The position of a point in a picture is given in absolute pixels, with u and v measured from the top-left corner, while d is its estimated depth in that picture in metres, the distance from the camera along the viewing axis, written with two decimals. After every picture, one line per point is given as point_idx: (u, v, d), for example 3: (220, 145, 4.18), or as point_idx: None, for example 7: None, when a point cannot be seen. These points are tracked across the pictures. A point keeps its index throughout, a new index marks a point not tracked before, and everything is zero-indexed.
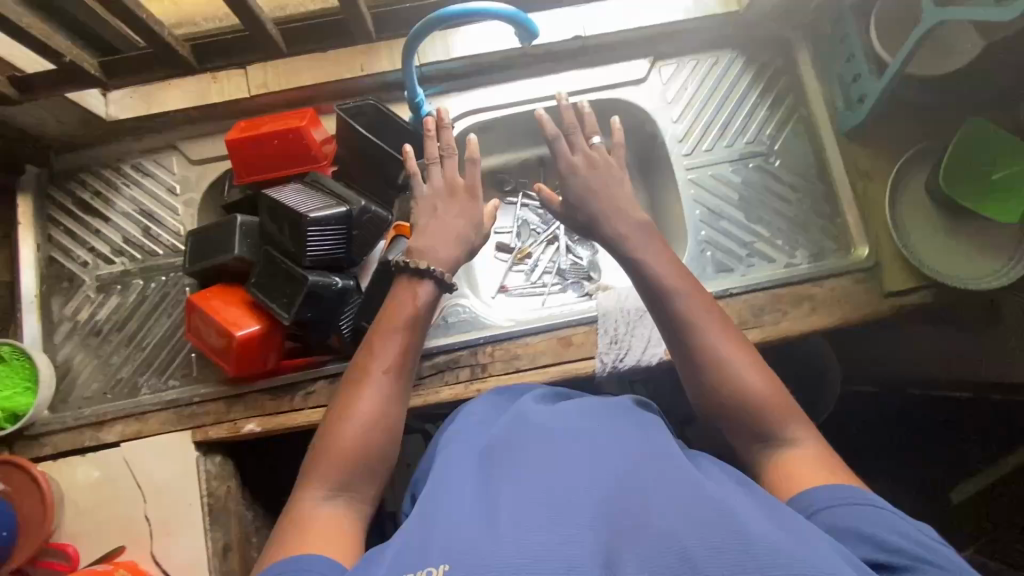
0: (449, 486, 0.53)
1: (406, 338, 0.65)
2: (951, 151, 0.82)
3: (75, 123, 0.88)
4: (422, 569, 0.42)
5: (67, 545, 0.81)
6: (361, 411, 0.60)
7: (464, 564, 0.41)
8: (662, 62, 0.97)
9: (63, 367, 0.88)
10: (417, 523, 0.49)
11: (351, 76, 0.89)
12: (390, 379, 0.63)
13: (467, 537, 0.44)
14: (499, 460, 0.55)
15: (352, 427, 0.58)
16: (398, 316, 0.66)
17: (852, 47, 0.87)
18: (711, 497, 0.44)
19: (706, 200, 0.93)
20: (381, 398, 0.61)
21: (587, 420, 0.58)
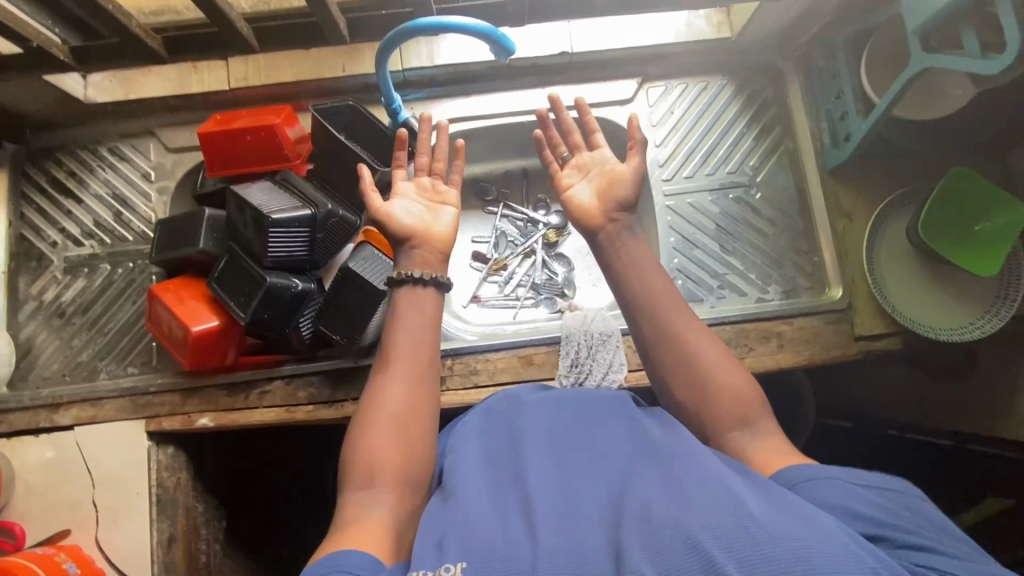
0: (457, 477, 0.55)
1: (423, 332, 0.64)
2: (932, 198, 0.80)
3: (52, 103, 0.87)
4: (438, 567, 0.44)
5: (14, 523, 0.81)
6: (388, 405, 0.59)
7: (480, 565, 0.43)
8: (649, 83, 0.96)
9: (24, 345, 0.88)
10: (433, 520, 0.51)
11: (333, 76, 0.89)
12: (409, 375, 0.62)
13: (479, 540, 0.46)
14: (503, 454, 0.57)
15: (381, 424, 0.58)
16: (406, 304, 0.65)
17: (841, 83, 0.85)
18: (714, 486, 0.44)
19: (682, 228, 0.92)
20: (404, 390, 0.60)
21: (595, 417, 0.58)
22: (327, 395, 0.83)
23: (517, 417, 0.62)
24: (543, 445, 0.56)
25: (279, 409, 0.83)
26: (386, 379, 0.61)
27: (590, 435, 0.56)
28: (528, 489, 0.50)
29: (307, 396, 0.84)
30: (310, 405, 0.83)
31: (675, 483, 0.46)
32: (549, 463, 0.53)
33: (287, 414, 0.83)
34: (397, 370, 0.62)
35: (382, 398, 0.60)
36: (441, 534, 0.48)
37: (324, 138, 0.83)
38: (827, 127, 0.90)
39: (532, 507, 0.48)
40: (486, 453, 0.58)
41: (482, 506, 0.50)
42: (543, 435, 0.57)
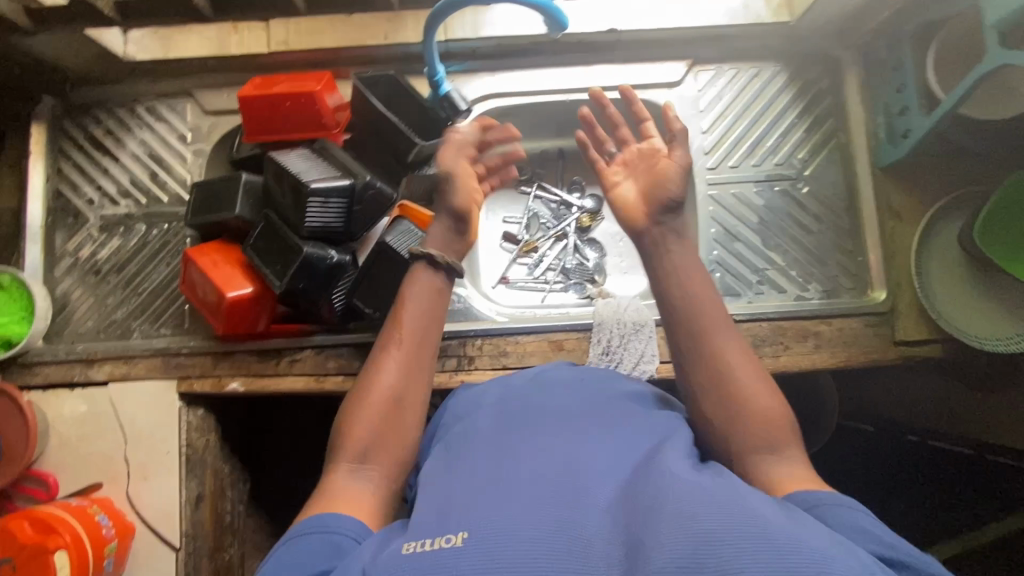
0: (466, 452, 0.54)
1: (431, 313, 0.66)
2: (993, 201, 0.75)
3: (92, 59, 0.86)
4: (440, 535, 0.44)
5: (48, 474, 0.83)
6: (385, 388, 0.61)
7: (482, 534, 0.42)
8: (699, 67, 0.92)
9: (60, 301, 0.89)
10: (438, 489, 0.51)
11: (374, 45, 0.87)
12: (415, 353, 0.64)
13: (481, 510, 0.45)
14: (510, 431, 0.56)
15: (376, 403, 0.59)
16: (413, 300, 0.66)
17: (905, 76, 0.81)
18: (723, 487, 0.43)
19: (723, 219, 0.90)
20: (402, 375, 0.62)
21: (604, 408, 0.58)
22: (356, 367, 0.84)
23: (534, 400, 0.61)
24: (551, 427, 0.55)
25: (308, 377, 0.84)
26: (393, 354, 0.63)
27: (597, 422, 0.56)
28: (532, 463, 0.49)
29: (337, 366, 0.84)
30: (339, 375, 0.84)
31: (678, 476, 0.45)
32: (556, 441, 0.52)
33: (316, 383, 0.83)
34: (404, 346, 0.64)
35: (387, 371, 0.62)
36: (443, 504, 0.48)
37: (364, 107, 0.82)
38: (884, 123, 0.87)
39: (534, 481, 0.47)
40: (493, 428, 0.58)
41: (485, 475, 0.49)
42: (552, 418, 0.57)
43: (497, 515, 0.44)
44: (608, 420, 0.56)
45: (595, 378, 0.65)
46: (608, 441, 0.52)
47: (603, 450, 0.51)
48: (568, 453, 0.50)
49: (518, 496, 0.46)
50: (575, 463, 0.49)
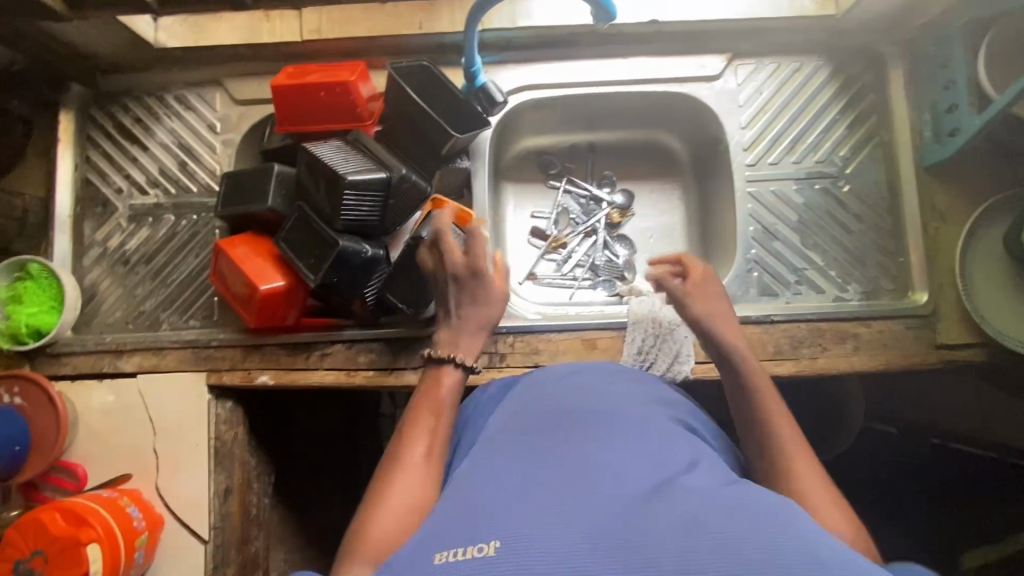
0: (491, 456, 0.52)
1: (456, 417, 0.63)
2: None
3: (123, 46, 0.85)
4: (471, 544, 0.41)
5: (77, 465, 0.83)
6: (397, 499, 0.54)
7: (518, 542, 0.40)
8: (739, 61, 0.90)
9: (89, 291, 0.89)
10: (465, 491, 0.48)
11: (409, 34, 0.85)
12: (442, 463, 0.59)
13: (512, 514, 0.42)
14: (537, 432, 0.54)
15: (387, 517, 0.52)
16: (430, 398, 0.63)
17: (955, 73, 0.79)
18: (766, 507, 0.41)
19: (761, 217, 0.88)
20: (417, 485, 0.55)
21: (627, 414, 0.56)
22: (387, 363, 0.83)
23: (557, 402, 0.59)
24: (578, 429, 0.53)
25: (339, 372, 0.83)
26: (419, 459, 0.58)
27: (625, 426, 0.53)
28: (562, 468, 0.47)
29: (368, 360, 0.83)
30: (370, 370, 0.83)
31: (718, 493, 0.43)
32: (585, 445, 0.50)
33: (347, 378, 0.83)
34: (433, 452, 0.59)
35: (413, 476, 0.56)
36: (470, 506, 0.45)
37: (398, 97, 0.80)
38: (930, 120, 0.85)
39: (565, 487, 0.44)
40: (519, 431, 0.55)
41: (513, 478, 0.47)
42: (578, 418, 0.55)
43: (529, 521, 0.41)
44: (637, 427, 0.54)
45: (618, 381, 0.63)
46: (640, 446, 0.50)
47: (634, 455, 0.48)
48: (598, 457, 0.48)
49: (550, 500, 0.43)
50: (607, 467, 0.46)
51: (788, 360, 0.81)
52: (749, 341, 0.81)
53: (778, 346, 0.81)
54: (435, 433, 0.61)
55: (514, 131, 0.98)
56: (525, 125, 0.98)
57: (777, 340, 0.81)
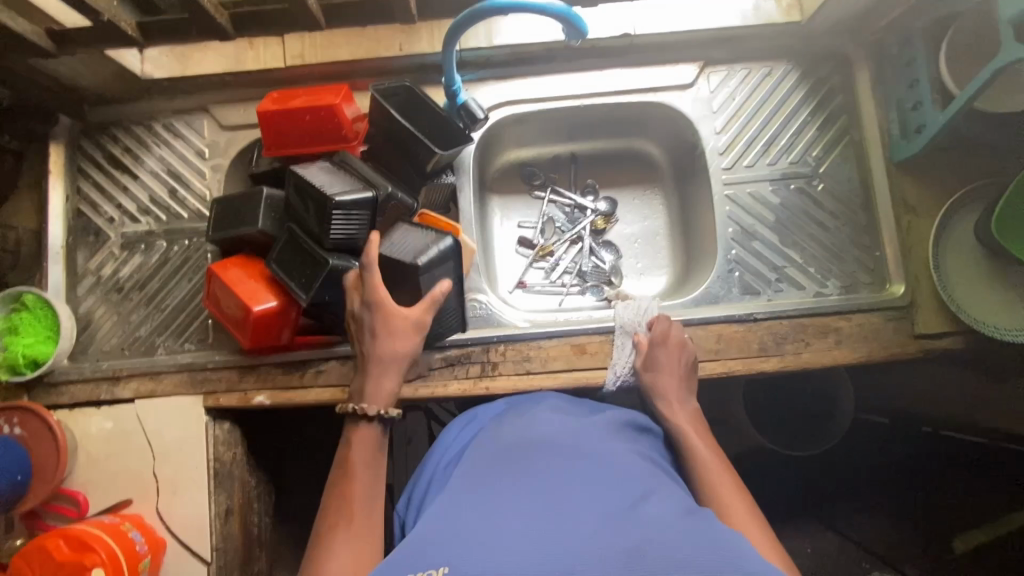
0: (454, 491, 0.57)
1: (377, 475, 0.65)
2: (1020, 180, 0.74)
3: (111, 78, 0.87)
4: (423, 569, 0.46)
5: (78, 492, 0.84)
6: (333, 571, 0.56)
7: (462, 567, 0.45)
8: (711, 68, 0.93)
9: (84, 320, 0.90)
10: (427, 523, 0.53)
11: (389, 55, 0.88)
12: (364, 525, 0.60)
13: (464, 545, 0.47)
14: (504, 469, 0.59)
15: None
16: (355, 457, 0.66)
17: (918, 72, 0.82)
18: (691, 533, 0.46)
19: (740, 218, 0.90)
20: (349, 554, 0.57)
21: (581, 446, 0.61)
22: None
23: (521, 436, 0.64)
24: (541, 465, 0.57)
25: (334, 388, 0.84)
26: (342, 529, 0.59)
27: (585, 460, 0.58)
28: (518, 504, 0.52)
29: None
30: None
31: (657, 523, 0.47)
32: (545, 481, 0.54)
33: (342, 394, 0.84)
34: (354, 517, 0.61)
35: (336, 547, 0.58)
36: (429, 540, 0.50)
37: (381, 116, 0.81)
38: (898, 118, 0.88)
39: (516, 521, 0.49)
40: (488, 468, 0.60)
41: (474, 514, 0.52)
42: (544, 455, 0.59)
43: (474, 551, 0.46)
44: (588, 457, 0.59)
45: (584, 420, 0.68)
46: (596, 479, 0.54)
47: (587, 489, 0.53)
48: (553, 494, 0.52)
49: (500, 531, 0.48)
50: (559, 502, 0.51)
51: (772, 356, 0.83)
52: (732, 340, 0.83)
53: (761, 343, 0.83)
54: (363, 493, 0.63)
55: (497, 145, 1.00)
56: (507, 139, 1.00)
57: (760, 337, 0.83)
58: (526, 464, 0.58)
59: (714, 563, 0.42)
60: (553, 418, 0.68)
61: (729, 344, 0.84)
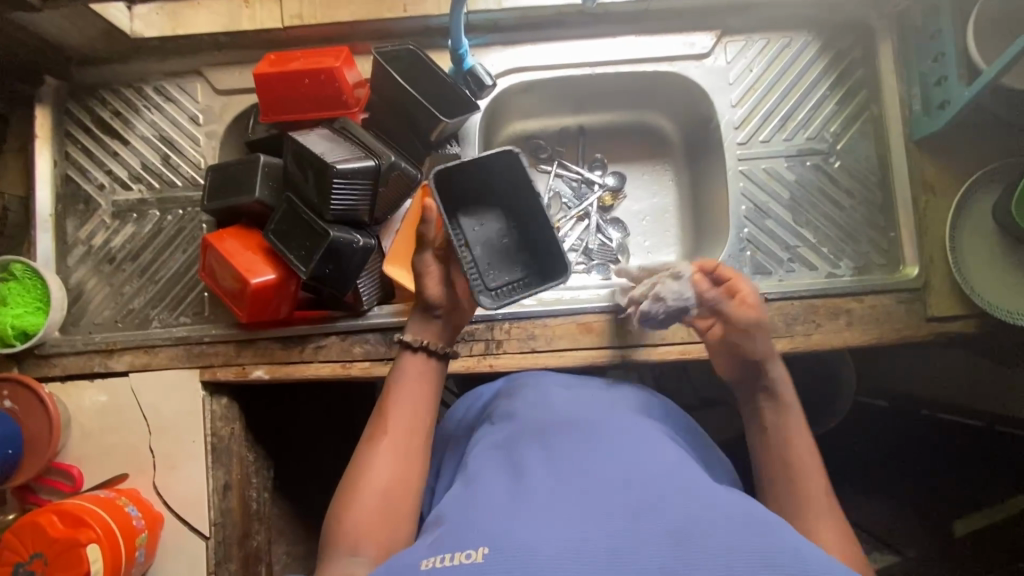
0: (481, 472, 0.56)
1: (420, 398, 0.66)
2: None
3: (98, 36, 0.83)
4: (460, 551, 0.44)
5: (72, 466, 0.82)
6: (383, 459, 0.61)
7: (502, 549, 0.43)
8: (729, 38, 0.89)
9: (75, 290, 0.87)
10: (456, 509, 0.51)
11: (392, 17, 0.83)
12: (403, 440, 0.63)
13: (500, 525, 0.46)
14: (528, 448, 0.58)
15: (376, 474, 0.59)
16: (407, 377, 0.67)
17: (944, 44, 0.79)
18: (727, 510, 0.46)
19: (754, 196, 0.88)
20: (397, 452, 0.61)
21: (602, 421, 0.60)
22: (383, 352, 0.82)
23: (540, 414, 0.63)
24: (566, 444, 0.57)
25: (334, 364, 0.82)
26: (381, 442, 0.62)
27: (609, 437, 0.57)
28: (549, 482, 0.51)
29: (363, 352, 0.83)
30: (366, 361, 0.82)
31: (690, 497, 0.47)
32: (573, 459, 0.54)
33: (343, 370, 0.82)
34: (392, 432, 0.63)
35: (374, 460, 0.61)
36: (459, 522, 0.49)
37: (384, 81, 0.78)
38: (920, 93, 0.85)
39: (552, 500, 0.48)
40: (510, 447, 0.59)
41: (504, 495, 0.51)
42: (567, 434, 0.58)
43: (513, 530, 0.45)
44: (610, 432, 0.58)
45: (596, 392, 0.68)
46: (624, 455, 0.54)
47: (618, 464, 0.52)
48: (584, 471, 0.52)
49: (537, 511, 0.47)
50: (593, 479, 0.50)
51: (782, 338, 0.81)
52: None
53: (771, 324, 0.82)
54: (414, 404, 0.65)
55: (504, 114, 0.96)
56: (514, 109, 0.96)
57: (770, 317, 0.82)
58: (550, 443, 0.57)
59: (751, 538, 0.43)
60: (568, 392, 0.67)
61: None
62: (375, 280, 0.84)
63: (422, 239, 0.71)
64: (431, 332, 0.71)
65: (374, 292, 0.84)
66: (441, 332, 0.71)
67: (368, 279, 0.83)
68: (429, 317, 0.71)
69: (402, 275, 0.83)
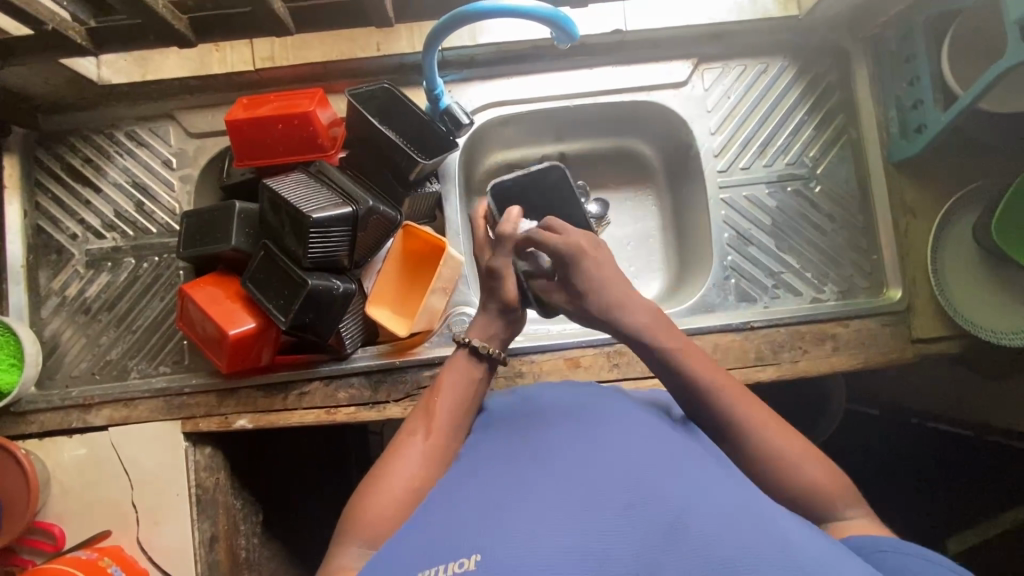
0: (476, 469, 0.50)
1: (467, 402, 0.60)
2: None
3: (64, 85, 0.81)
4: (451, 560, 0.38)
5: (53, 525, 0.80)
6: (414, 457, 0.55)
7: (500, 558, 0.37)
8: (705, 65, 0.89)
9: (50, 344, 0.85)
10: (447, 508, 0.45)
11: (365, 56, 0.83)
12: (442, 445, 0.57)
13: (500, 524, 0.40)
14: (527, 436, 0.52)
15: (404, 468, 0.54)
16: (448, 383, 0.61)
17: (918, 69, 0.79)
18: (755, 522, 0.40)
19: (736, 223, 0.87)
20: (431, 455, 0.56)
21: (625, 413, 0.53)
22: (368, 396, 0.81)
23: (544, 408, 0.57)
24: (571, 429, 0.50)
25: (320, 411, 0.81)
26: (419, 443, 0.56)
27: (622, 419, 0.52)
28: (553, 469, 0.45)
29: (348, 396, 0.81)
30: (351, 406, 0.81)
31: (713, 503, 0.41)
32: (586, 446, 0.47)
33: (328, 416, 0.81)
34: (435, 433, 0.57)
35: (407, 459, 0.55)
36: (449, 522, 0.42)
37: (360, 124, 0.77)
38: (896, 116, 0.85)
39: (557, 491, 0.42)
40: (506, 439, 0.53)
41: (501, 489, 0.44)
42: (571, 419, 0.53)
43: (513, 534, 0.38)
44: (632, 424, 0.51)
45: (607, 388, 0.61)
46: (640, 440, 0.48)
47: (638, 452, 0.46)
48: (603, 464, 0.44)
49: (541, 504, 0.41)
50: (611, 469, 0.44)
51: (770, 365, 0.80)
52: (728, 350, 0.80)
53: (759, 352, 0.81)
54: (456, 407, 0.60)
55: (482, 147, 0.94)
56: (493, 144, 0.95)
57: (757, 346, 0.81)
58: (555, 434, 0.51)
59: (774, 560, 0.36)
60: (575, 388, 0.61)
61: (726, 354, 0.81)
62: (359, 322, 0.83)
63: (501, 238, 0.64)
64: (493, 335, 0.64)
65: (357, 334, 0.83)
66: (502, 332, 0.65)
67: (351, 321, 0.82)
68: (497, 320, 0.64)
69: (384, 316, 0.83)
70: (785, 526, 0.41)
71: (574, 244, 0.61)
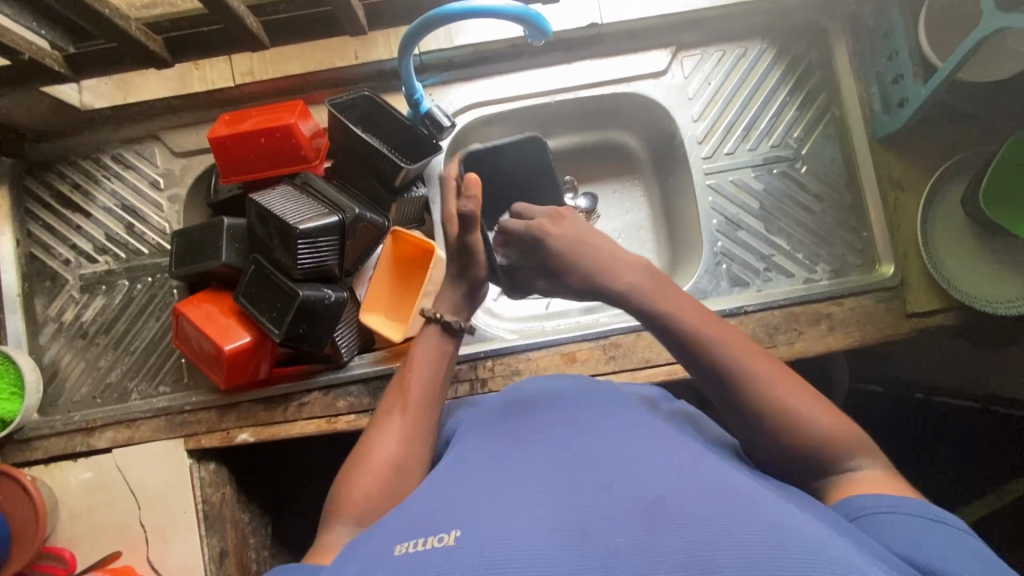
0: (461, 459, 0.50)
1: (440, 377, 0.63)
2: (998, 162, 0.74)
3: (48, 112, 0.82)
4: (433, 534, 0.39)
5: (63, 549, 0.80)
6: (393, 436, 0.57)
7: (477, 531, 0.38)
8: (684, 53, 0.89)
9: (50, 369, 0.85)
10: (430, 495, 0.46)
11: (344, 66, 0.84)
12: (420, 421, 0.59)
13: (484, 505, 0.40)
14: (516, 428, 0.53)
15: (385, 445, 0.56)
16: (420, 360, 0.64)
17: (897, 43, 0.80)
18: (730, 491, 0.40)
19: (724, 208, 0.87)
20: (410, 433, 0.58)
21: (603, 401, 0.54)
22: (367, 403, 0.81)
23: (530, 402, 0.57)
24: (556, 420, 0.52)
25: (319, 420, 0.81)
26: (396, 423, 0.58)
27: (602, 407, 0.53)
28: (538, 457, 0.46)
29: (347, 405, 0.81)
30: (351, 414, 0.81)
31: (683, 476, 0.41)
32: (569, 437, 0.48)
33: (328, 425, 0.81)
34: (409, 413, 0.59)
35: (387, 438, 0.57)
36: (431, 506, 0.43)
37: (342, 134, 0.77)
38: (878, 92, 0.85)
39: (540, 476, 0.43)
40: (492, 432, 0.54)
41: (484, 475, 0.45)
42: (557, 411, 0.54)
43: (489, 515, 0.39)
44: (610, 412, 0.52)
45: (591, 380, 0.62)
46: (625, 429, 0.49)
47: (621, 440, 0.47)
48: (581, 452, 0.46)
49: (526, 488, 0.42)
50: (591, 455, 0.45)
51: (767, 348, 0.80)
52: None
53: (754, 335, 0.80)
54: (430, 383, 0.62)
55: (469, 149, 0.94)
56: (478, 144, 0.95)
57: (753, 330, 0.80)
58: (539, 426, 0.52)
59: (746, 522, 0.36)
60: (557, 382, 0.62)
61: None
62: (354, 329, 0.84)
63: (464, 218, 0.62)
64: (464, 311, 0.69)
65: (353, 342, 0.84)
66: (471, 305, 0.70)
67: (346, 330, 0.82)
68: (462, 299, 0.69)
69: (379, 322, 0.84)
70: (773, 505, 0.39)
71: (535, 227, 0.66)
